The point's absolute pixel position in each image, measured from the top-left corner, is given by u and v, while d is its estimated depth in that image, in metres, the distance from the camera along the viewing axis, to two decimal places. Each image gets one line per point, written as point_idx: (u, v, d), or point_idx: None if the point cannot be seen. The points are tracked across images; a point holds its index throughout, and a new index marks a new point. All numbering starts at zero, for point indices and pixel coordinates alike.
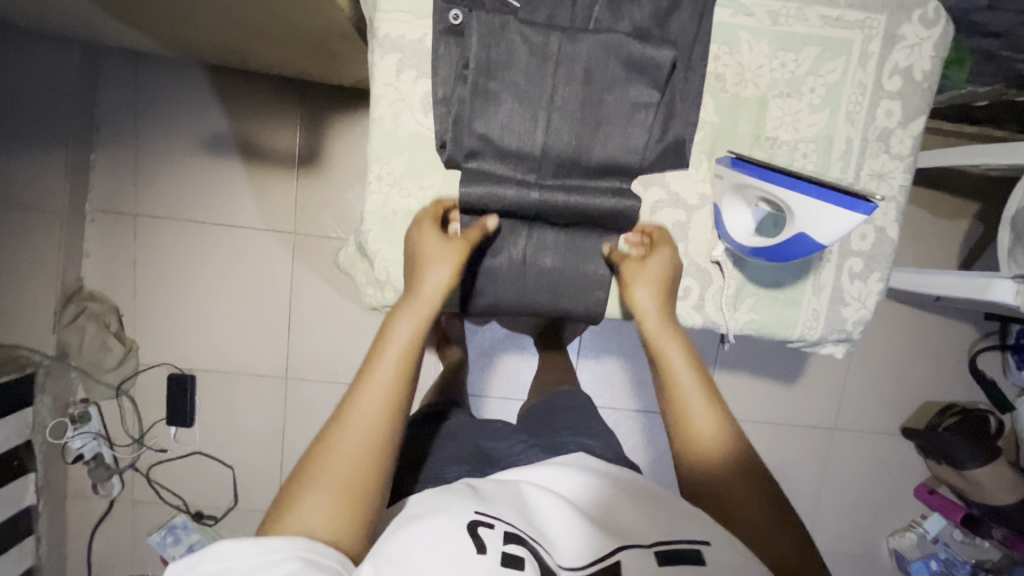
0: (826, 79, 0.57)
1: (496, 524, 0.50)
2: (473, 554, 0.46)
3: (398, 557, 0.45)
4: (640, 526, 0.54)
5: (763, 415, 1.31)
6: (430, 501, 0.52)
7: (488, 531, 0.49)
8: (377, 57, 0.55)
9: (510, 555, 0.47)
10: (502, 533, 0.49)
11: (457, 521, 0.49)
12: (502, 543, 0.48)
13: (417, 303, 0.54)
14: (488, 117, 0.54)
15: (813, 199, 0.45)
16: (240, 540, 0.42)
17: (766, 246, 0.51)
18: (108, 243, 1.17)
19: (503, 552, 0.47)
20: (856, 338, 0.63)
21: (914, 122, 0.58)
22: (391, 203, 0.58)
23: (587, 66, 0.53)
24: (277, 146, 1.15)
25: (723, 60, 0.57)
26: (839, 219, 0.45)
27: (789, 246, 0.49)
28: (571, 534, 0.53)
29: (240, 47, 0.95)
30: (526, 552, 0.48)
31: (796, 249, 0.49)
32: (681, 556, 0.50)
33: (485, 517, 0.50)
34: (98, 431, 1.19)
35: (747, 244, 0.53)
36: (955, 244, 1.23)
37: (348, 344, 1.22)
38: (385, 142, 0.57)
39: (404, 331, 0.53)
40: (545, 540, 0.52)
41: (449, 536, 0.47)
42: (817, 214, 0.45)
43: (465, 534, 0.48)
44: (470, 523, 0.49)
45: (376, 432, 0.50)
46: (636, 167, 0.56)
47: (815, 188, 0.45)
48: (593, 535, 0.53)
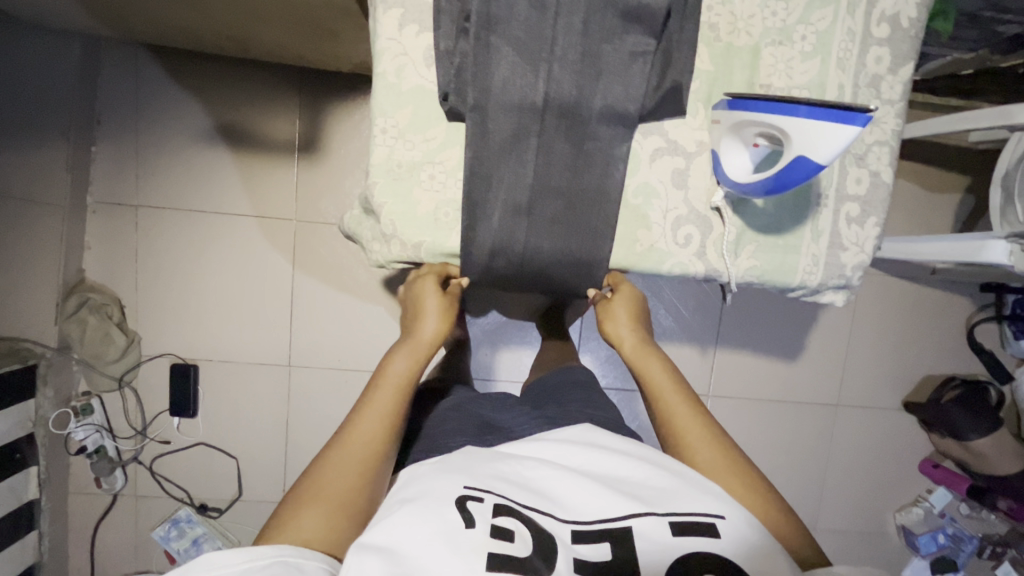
0: (817, 27, 0.58)
1: (485, 498, 0.52)
2: (462, 529, 0.48)
3: (388, 538, 0.47)
4: (653, 494, 0.55)
5: (765, 393, 1.32)
6: (420, 482, 0.53)
7: (476, 506, 0.51)
8: (381, 13, 0.55)
9: (500, 528, 0.49)
10: (492, 505, 0.51)
11: (444, 499, 0.50)
12: (491, 516, 0.50)
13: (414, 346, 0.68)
14: (491, 69, 0.54)
15: (810, 121, 0.47)
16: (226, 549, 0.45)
17: (763, 180, 0.52)
18: (110, 235, 1.17)
19: (493, 525, 0.49)
20: (855, 284, 0.65)
21: (903, 69, 0.60)
22: (396, 155, 0.57)
23: (585, 15, 0.53)
24: (278, 135, 1.16)
25: (716, 11, 0.57)
26: (833, 135, 0.46)
27: (791, 172, 0.50)
28: (580, 495, 0.54)
29: (243, 32, 0.97)
30: (517, 524, 0.50)
31: (794, 179, 0.50)
32: (696, 527, 0.52)
33: (474, 491, 0.52)
34: (101, 424, 1.18)
35: (745, 182, 0.55)
36: (947, 217, 1.25)
37: (350, 331, 1.22)
38: (388, 96, 0.56)
39: (400, 368, 0.65)
40: (559, 507, 0.53)
41: (437, 513, 0.49)
42: (819, 134, 0.47)
43: (453, 509, 0.49)
44: (458, 499, 0.51)
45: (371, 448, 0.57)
46: (636, 116, 0.56)
47: (810, 110, 0.46)
48: (609, 499, 0.54)
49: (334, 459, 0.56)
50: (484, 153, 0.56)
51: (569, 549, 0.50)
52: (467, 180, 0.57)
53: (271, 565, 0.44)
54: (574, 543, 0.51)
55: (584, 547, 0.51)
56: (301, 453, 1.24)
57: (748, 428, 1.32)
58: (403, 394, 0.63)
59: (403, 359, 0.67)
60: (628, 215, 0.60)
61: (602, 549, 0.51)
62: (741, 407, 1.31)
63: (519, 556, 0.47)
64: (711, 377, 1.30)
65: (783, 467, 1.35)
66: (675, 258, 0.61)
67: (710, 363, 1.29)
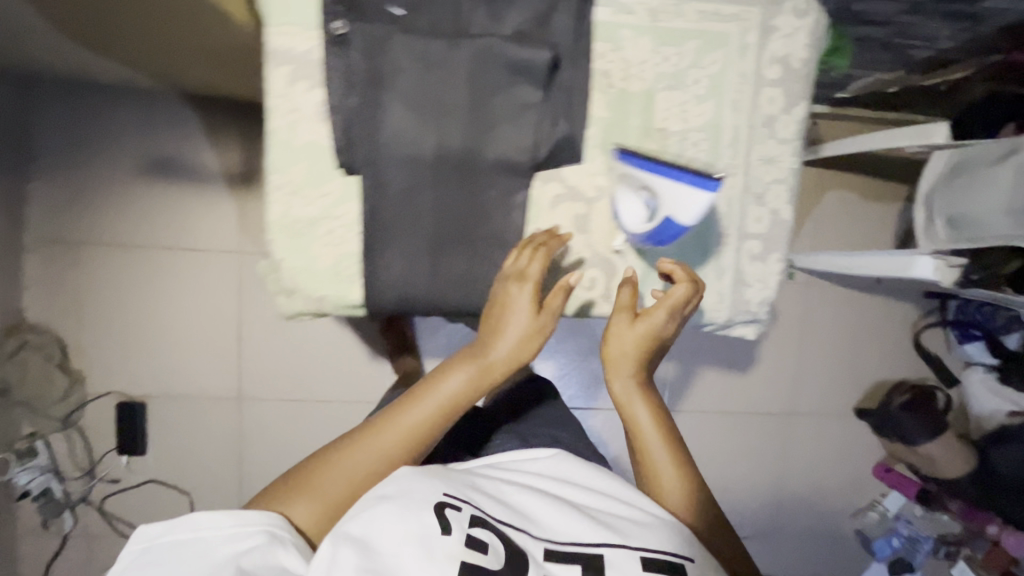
0: (708, 71, 0.59)
1: (464, 507, 0.50)
2: (438, 535, 0.47)
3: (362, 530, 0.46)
4: (628, 524, 0.53)
5: (719, 406, 1.33)
6: (402, 480, 0.51)
7: (454, 514, 0.49)
8: (270, 71, 0.55)
9: (474, 539, 0.48)
10: (469, 515, 0.50)
11: (423, 503, 0.49)
12: (467, 525, 0.49)
13: (477, 363, 0.55)
14: (379, 126, 0.54)
15: (688, 189, 0.52)
16: (216, 512, 0.48)
17: (639, 232, 0.57)
18: (50, 274, 1.15)
19: (467, 535, 0.48)
20: (765, 318, 0.65)
21: (797, 108, 0.61)
22: (292, 212, 0.57)
23: (471, 70, 0.54)
24: (218, 167, 1.15)
25: (608, 57, 0.58)
26: (696, 202, 0.52)
27: (668, 228, 0.55)
28: (557, 515, 0.53)
29: (171, 70, 0.96)
30: (491, 537, 0.49)
31: (670, 237, 0.56)
32: (667, 564, 0.50)
33: (452, 499, 0.50)
34: (46, 466, 1.14)
35: (623, 229, 0.58)
36: (888, 227, 1.27)
37: (300, 361, 1.21)
38: (282, 153, 0.56)
39: (454, 386, 0.55)
40: (533, 525, 0.53)
41: (414, 515, 0.48)
42: (689, 204, 0.52)
43: (431, 513, 0.48)
44: (438, 504, 0.50)
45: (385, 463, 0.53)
46: (529, 165, 0.57)
47: (690, 179, 0.51)
48: (584, 524, 0.52)
49: (348, 454, 0.53)
50: (377, 204, 0.56)
51: (539, 565, 0.49)
52: (365, 233, 0.56)
53: (259, 532, 0.47)
54: (545, 560, 0.50)
55: (553, 566, 0.49)
56: (254, 485, 1.23)
57: (704, 440, 1.33)
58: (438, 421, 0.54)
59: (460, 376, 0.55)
60: None
61: (571, 569, 0.50)
62: (697, 421, 1.32)
63: (490, 569, 0.47)
64: (666, 392, 1.31)
65: (741, 477, 1.36)
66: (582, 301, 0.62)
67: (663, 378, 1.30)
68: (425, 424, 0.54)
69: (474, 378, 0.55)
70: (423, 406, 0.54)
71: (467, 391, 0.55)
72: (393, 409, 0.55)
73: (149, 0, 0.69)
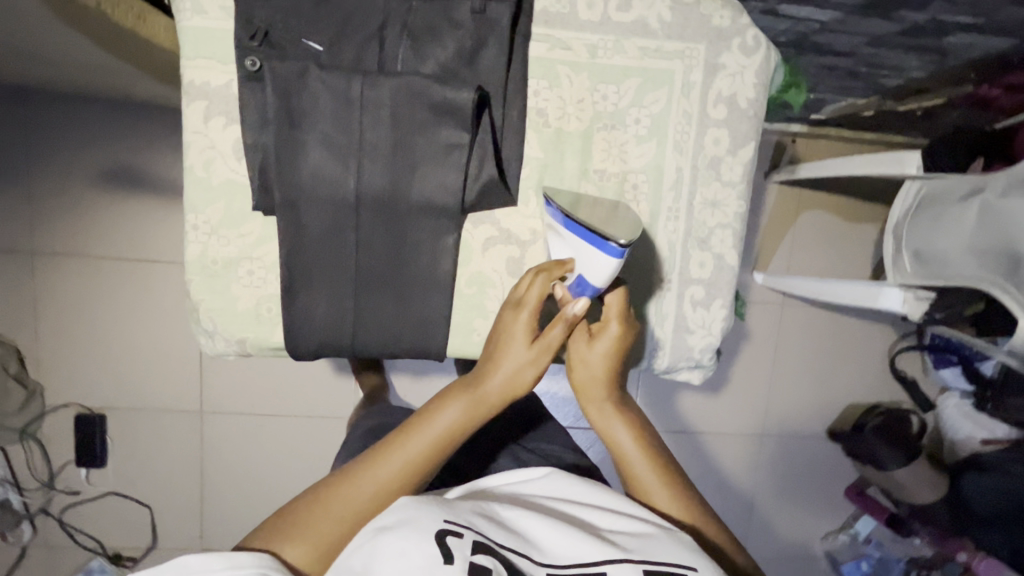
0: (650, 110, 0.56)
1: (464, 533, 0.43)
2: (438, 566, 0.40)
3: None
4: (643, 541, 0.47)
5: (690, 426, 1.31)
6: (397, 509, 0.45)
7: (456, 540, 0.42)
8: (184, 106, 0.52)
9: (478, 567, 0.41)
10: (471, 541, 0.43)
11: (422, 528, 0.43)
12: (470, 552, 0.42)
13: (473, 394, 0.52)
14: (295, 167, 0.51)
15: (596, 251, 0.50)
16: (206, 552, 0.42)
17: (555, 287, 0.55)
18: (8, 283, 1.13)
19: (471, 563, 0.41)
20: (710, 363, 0.63)
21: (743, 149, 0.58)
22: (210, 252, 0.54)
23: (392, 109, 0.51)
24: (178, 178, 1.13)
25: (544, 95, 0.55)
26: (602, 265, 0.50)
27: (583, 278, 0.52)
28: (565, 537, 0.46)
29: (123, 83, 0.94)
30: (496, 564, 0.42)
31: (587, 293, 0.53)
32: None
33: (455, 524, 0.44)
34: (4, 477, 1.15)
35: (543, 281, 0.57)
36: (865, 248, 1.24)
37: (262, 376, 1.19)
38: (197, 191, 0.53)
39: (450, 419, 0.51)
40: (539, 551, 0.45)
41: (409, 547, 0.41)
42: (596, 268, 0.51)
43: (428, 544, 0.41)
44: (437, 533, 0.42)
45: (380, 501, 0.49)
46: (458, 208, 0.54)
47: (600, 243, 0.50)
48: (597, 543, 0.46)
49: (342, 491, 0.49)
50: (297, 248, 0.53)
51: None
52: (285, 276, 0.54)
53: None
54: None
55: None
56: (216, 499, 1.22)
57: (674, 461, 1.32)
58: (432, 456, 0.51)
59: (456, 408, 0.51)
60: (463, 304, 0.58)
61: None
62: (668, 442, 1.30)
63: None
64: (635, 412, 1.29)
65: (711, 498, 1.35)
66: None
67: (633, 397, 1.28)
68: (420, 459, 0.50)
69: (470, 411, 0.51)
70: (419, 438, 0.51)
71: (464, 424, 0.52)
72: (382, 445, 0.51)
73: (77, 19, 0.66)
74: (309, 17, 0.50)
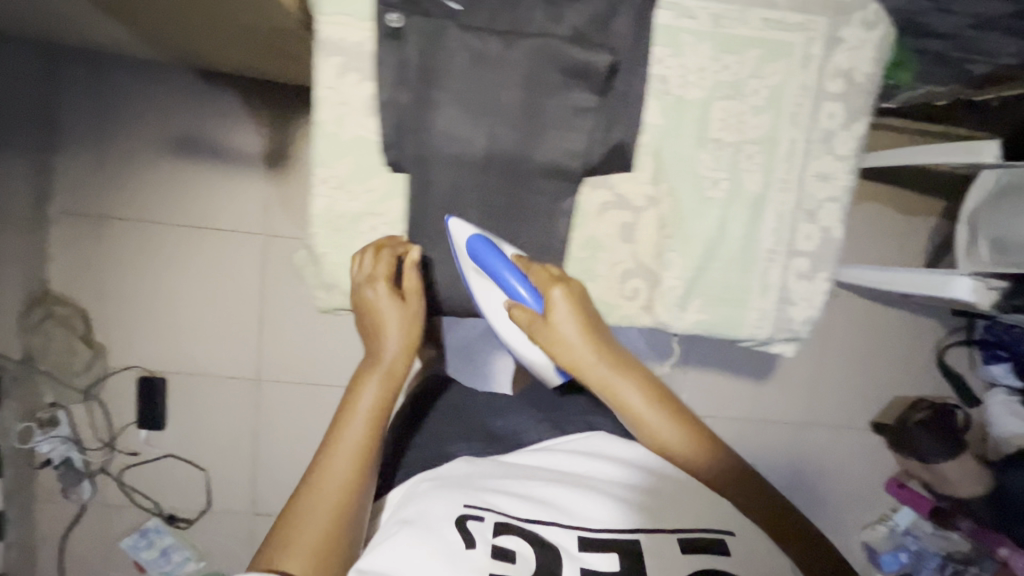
0: (769, 81, 0.57)
1: (486, 516, 0.51)
2: (462, 550, 0.47)
3: (391, 559, 0.46)
4: (655, 506, 0.54)
5: (736, 413, 1.32)
6: (418, 503, 0.53)
7: (477, 524, 0.50)
8: (319, 61, 0.54)
9: (500, 549, 0.48)
10: (493, 524, 0.50)
11: (446, 517, 0.50)
12: (492, 536, 0.49)
13: (376, 366, 0.57)
14: (433, 123, 0.55)
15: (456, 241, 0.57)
16: None
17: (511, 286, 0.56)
18: (75, 248, 1.14)
19: (494, 546, 0.49)
20: (806, 336, 0.64)
21: (857, 124, 0.59)
22: (336, 207, 0.58)
23: (528, 69, 0.54)
24: (243, 147, 1.14)
25: (666, 63, 0.56)
26: (463, 235, 0.56)
27: (489, 254, 0.56)
28: (584, 506, 0.53)
29: (204, 46, 0.94)
30: (520, 543, 0.49)
31: (508, 279, 0.56)
32: (704, 542, 0.50)
33: (474, 511, 0.51)
34: (68, 436, 1.18)
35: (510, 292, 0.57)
36: (921, 242, 1.24)
37: (320, 346, 1.20)
38: (329, 146, 0.56)
39: (368, 398, 0.55)
40: (564, 515, 0.52)
41: (436, 533, 0.48)
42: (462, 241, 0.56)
43: (452, 529, 0.49)
44: (458, 518, 0.50)
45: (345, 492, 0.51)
46: (579, 170, 0.57)
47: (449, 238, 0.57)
48: (607, 514, 0.53)
49: (314, 493, 0.51)
50: (432, 198, 0.57)
51: (575, 558, 0.49)
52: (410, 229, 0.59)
53: None
54: (581, 552, 0.49)
55: (592, 556, 0.49)
56: (268, 466, 1.23)
57: None
58: (374, 427, 0.55)
59: (373, 386, 0.56)
60: (575, 267, 0.60)
61: (611, 559, 0.49)
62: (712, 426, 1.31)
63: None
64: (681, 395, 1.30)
65: None
66: (621, 311, 0.62)
67: (680, 381, 1.29)
68: (361, 438, 0.54)
69: (385, 379, 0.56)
70: (352, 427, 0.54)
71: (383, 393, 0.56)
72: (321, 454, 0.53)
73: None
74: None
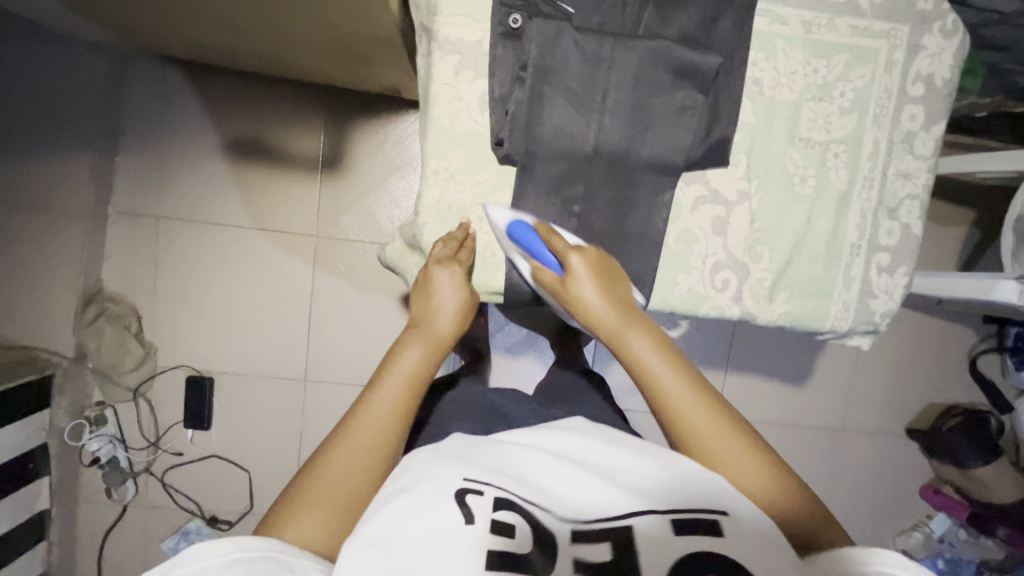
0: (855, 84, 0.63)
1: (486, 491, 0.47)
2: (461, 525, 0.44)
3: (383, 530, 0.44)
4: (649, 487, 0.51)
5: (773, 417, 1.34)
6: (416, 472, 0.50)
7: (476, 499, 0.46)
8: (438, 59, 0.60)
9: (499, 523, 0.45)
10: (492, 499, 0.47)
11: (443, 490, 0.47)
12: (492, 510, 0.46)
13: (424, 335, 0.60)
14: (545, 118, 0.59)
15: (496, 222, 0.61)
16: (213, 540, 0.44)
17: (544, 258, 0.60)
18: (131, 246, 1.17)
19: (493, 520, 0.45)
20: (882, 329, 0.68)
21: (935, 126, 0.65)
22: (446, 197, 0.64)
23: (638, 71, 0.59)
24: (301, 151, 1.17)
25: (761, 66, 0.62)
26: (499, 215, 0.61)
27: (522, 235, 0.60)
28: (579, 492, 0.51)
29: (275, 53, 0.96)
30: (518, 519, 0.46)
31: (540, 250, 0.60)
32: (701, 526, 0.46)
33: (473, 485, 0.48)
34: (114, 435, 1.17)
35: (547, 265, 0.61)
36: (953, 250, 1.28)
37: (370, 347, 1.22)
38: (443, 139, 0.61)
39: (410, 364, 0.57)
40: (554, 502, 0.50)
41: (434, 507, 0.45)
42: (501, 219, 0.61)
43: (452, 504, 0.46)
44: (457, 492, 0.47)
45: (372, 456, 0.53)
46: (682, 165, 0.62)
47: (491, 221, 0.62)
48: (602, 496, 0.50)
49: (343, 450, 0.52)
50: (540, 189, 0.62)
51: (569, 546, 0.46)
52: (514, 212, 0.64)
53: (261, 560, 0.43)
54: (574, 543, 0.46)
55: (583, 544, 0.46)
56: None
57: None
58: (408, 396, 0.56)
59: (415, 352, 0.59)
60: (670, 258, 0.64)
61: (602, 549, 0.45)
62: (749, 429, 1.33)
63: (519, 554, 0.43)
64: (721, 399, 1.32)
65: None
66: (712, 301, 0.65)
67: (721, 385, 1.32)
68: (396, 405, 0.55)
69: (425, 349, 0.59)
70: (388, 390, 0.56)
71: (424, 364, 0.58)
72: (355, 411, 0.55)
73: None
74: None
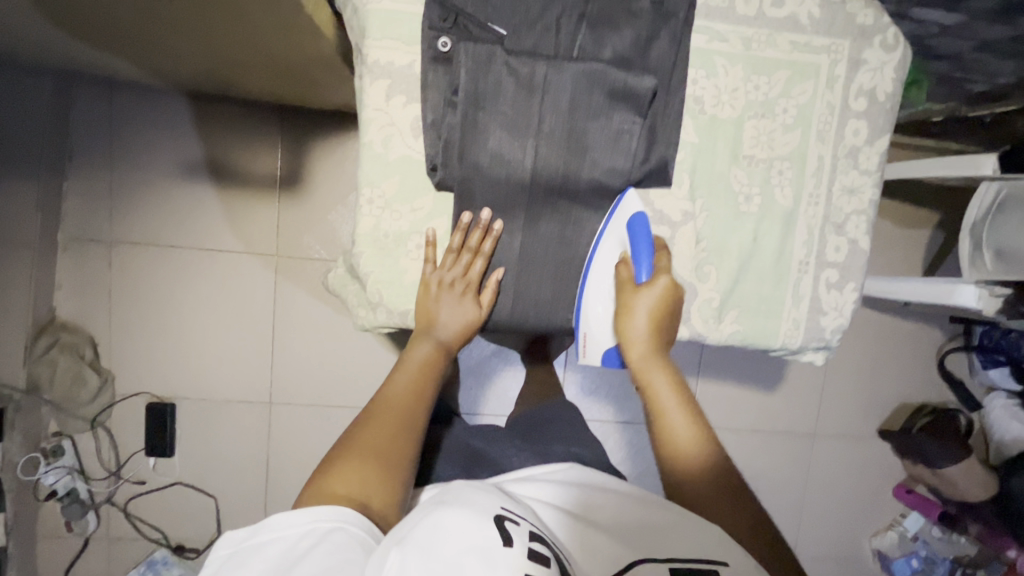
0: (797, 100, 0.64)
1: (521, 522, 0.45)
2: (500, 546, 0.41)
3: (422, 540, 0.41)
4: (653, 538, 0.51)
5: (747, 423, 1.34)
6: (456, 492, 0.48)
7: (514, 526, 0.44)
8: (368, 85, 0.59)
9: (536, 551, 0.42)
10: (528, 530, 0.45)
11: (484, 511, 0.45)
12: (528, 538, 0.43)
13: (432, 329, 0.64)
14: (479, 146, 0.59)
15: (621, 204, 0.63)
16: (288, 511, 0.46)
17: (642, 262, 0.63)
18: (83, 272, 1.13)
19: (530, 547, 0.42)
20: (834, 345, 0.70)
21: (879, 140, 0.66)
22: (382, 226, 0.63)
23: (572, 94, 0.59)
24: (257, 170, 1.14)
25: (701, 84, 0.62)
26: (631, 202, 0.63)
27: (640, 230, 0.62)
28: (584, 543, 0.49)
29: (222, 76, 0.95)
30: (550, 553, 0.43)
31: (644, 257, 0.63)
32: None
33: (510, 513, 0.46)
34: (73, 466, 1.14)
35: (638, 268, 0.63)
36: (920, 251, 1.28)
37: (335, 367, 1.19)
38: (376, 167, 0.61)
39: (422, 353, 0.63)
40: (567, 550, 0.48)
41: (475, 525, 0.43)
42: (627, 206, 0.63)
43: (491, 524, 0.43)
44: (496, 516, 0.45)
45: (398, 421, 0.56)
46: (620, 188, 0.63)
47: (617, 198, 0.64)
48: (609, 546, 0.49)
49: (360, 437, 0.54)
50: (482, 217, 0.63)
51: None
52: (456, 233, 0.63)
53: (329, 530, 0.44)
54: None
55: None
56: (280, 491, 1.21)
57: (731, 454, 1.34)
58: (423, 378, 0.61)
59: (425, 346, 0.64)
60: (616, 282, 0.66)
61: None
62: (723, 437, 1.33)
63: None
64: None
65: (765, 496, 1.37)
66: None
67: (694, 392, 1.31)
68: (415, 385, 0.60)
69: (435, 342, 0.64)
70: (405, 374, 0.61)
71: (434, 353, 0.64)
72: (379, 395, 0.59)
73: (227, 21, 0.68)
74: (498, 6, 0.58)
